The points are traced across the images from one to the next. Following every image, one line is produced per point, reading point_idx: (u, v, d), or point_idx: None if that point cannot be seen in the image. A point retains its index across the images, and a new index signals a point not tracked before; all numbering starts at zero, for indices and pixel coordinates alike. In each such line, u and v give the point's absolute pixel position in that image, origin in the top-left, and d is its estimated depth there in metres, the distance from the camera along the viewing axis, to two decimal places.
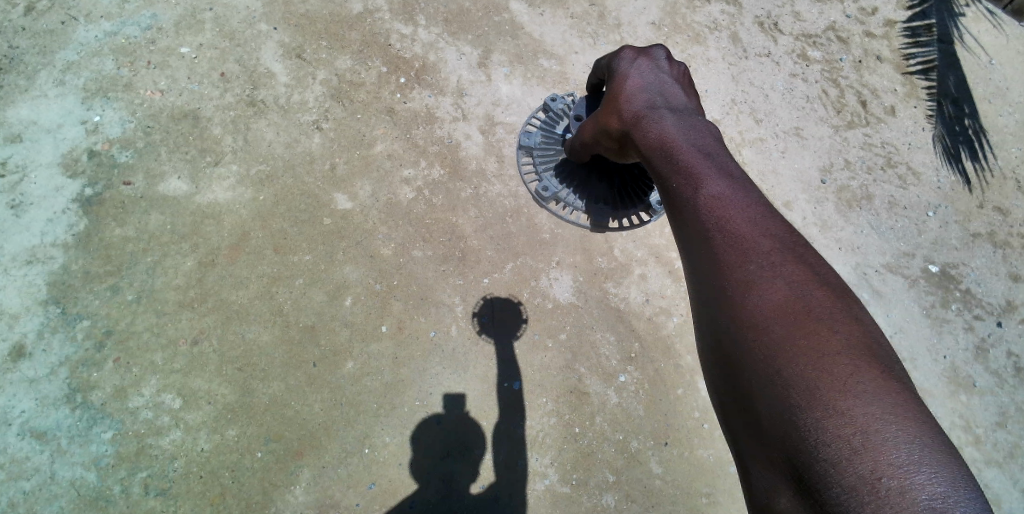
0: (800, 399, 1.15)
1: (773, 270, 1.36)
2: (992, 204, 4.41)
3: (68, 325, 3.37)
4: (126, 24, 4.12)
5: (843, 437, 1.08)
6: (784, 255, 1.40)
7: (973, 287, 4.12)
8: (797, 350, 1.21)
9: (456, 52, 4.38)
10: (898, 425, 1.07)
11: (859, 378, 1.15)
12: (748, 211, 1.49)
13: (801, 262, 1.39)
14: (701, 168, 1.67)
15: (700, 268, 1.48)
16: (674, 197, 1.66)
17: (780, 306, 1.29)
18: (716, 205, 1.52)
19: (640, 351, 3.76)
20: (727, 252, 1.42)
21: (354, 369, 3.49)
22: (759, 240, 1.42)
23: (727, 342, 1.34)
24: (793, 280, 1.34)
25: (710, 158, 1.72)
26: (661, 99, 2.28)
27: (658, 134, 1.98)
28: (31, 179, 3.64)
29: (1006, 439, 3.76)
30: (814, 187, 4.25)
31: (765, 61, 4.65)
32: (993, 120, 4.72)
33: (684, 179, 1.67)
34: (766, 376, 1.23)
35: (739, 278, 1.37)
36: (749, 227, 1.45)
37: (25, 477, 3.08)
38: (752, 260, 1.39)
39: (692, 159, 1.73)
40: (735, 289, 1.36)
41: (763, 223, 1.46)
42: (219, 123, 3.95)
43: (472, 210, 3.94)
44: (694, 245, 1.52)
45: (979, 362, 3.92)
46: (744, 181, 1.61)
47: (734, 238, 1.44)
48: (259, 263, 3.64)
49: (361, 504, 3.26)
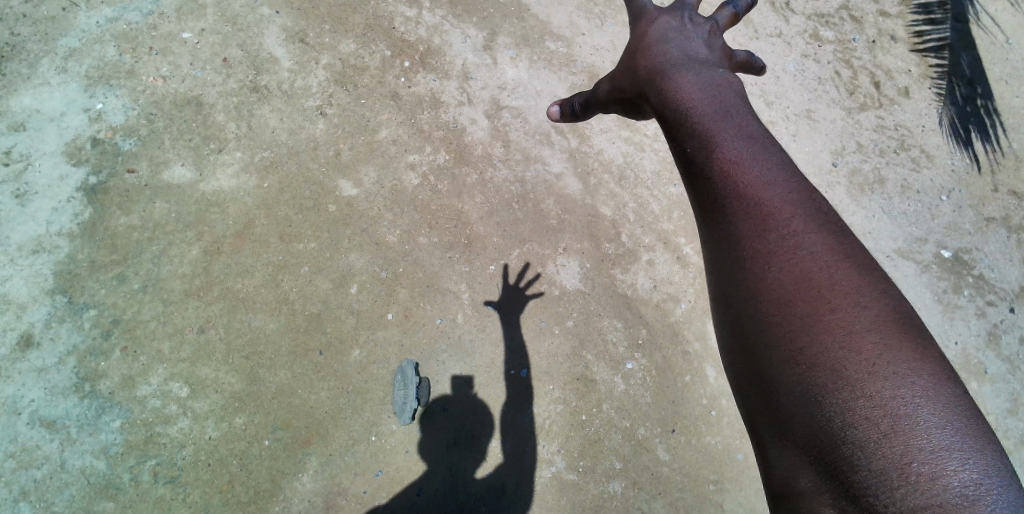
0: (826, 379, 1.02)
1: (795, 237, 1.15)
2: (1007, 187, 4.33)
3: (75, 314, 3.37)
4: (128, 9, 4.07)
5: (871, 420, 0.98)
6: (807, 217, 1.18)
7: (987, 272, 4.06)
8: (821, 328, 1.05)
9: (460, 35, 4.31)
10: (930, 407, 0.98)
11: (890, 358, 1.02)
12: (766, 166, 1.22)
13: (826, 228, 1.18)
14: (698, 94, 1.35)
15: (708, 227, 1.27)
16: (669, 133, 1.37)
17: (802, 280, 1.10)
18: (722, 152, 1.25)
19: (647, 338, 3.74)
20: (738, 211, 1.20)
21: (361, 357, 3.50)
22: (777, 201, 1.19)
23: (740, 314, 1.17)
24: (820, 248, 1.14)
25: (722, 90, 1.36)
26: None
27: (640, 34, 1.58)
28: (35, 167, 3.63)
29: (1016, 426, 3.72)
30: (826, 170, 4.19)
31: (776, 42, 4.52)
32: (1010, 101, 4.61)
33: (678, 107, 1.36)
34: (784, 357, 1.07)
35: (751, 244, 1.17)
36: (767, 187, 1.20)
37: (35, 465, 3.10)
38: (772, 225, 1.16)
39: (685, 79, 1.40)
40: (754, 257, 1.16)
41: (776, 176, 1.22)
42: (222, 110, 3.92)
43: (478, 196, 3.91)
44: (701, 201, 1.29)
45: (991, 348, 3.87)
46: (753, 118, 1.33)
47: (741, 193, 1.20)
48: (264, 251, 3.63)
49: (369, 491, 3.28)
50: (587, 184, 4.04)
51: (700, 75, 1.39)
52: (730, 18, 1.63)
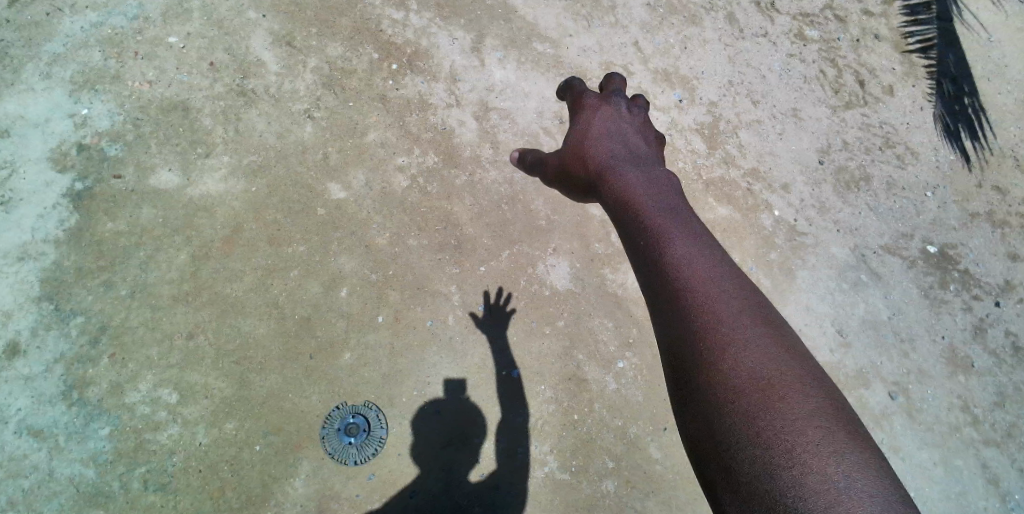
0: (773, 451, 1.10)
1: (742, 332, 1.28)
2: (991, 183, 4.38)
3: (62, 322, 3.34)
4: (112, 14, 4.04)
5: (816, 488, 1.05)
6: (751, 317, 1.33)
7: (972, 267, 4.10)
8: (766, 408, 1.15)
9: (448, 37, 4.32)
10: (864, 478, 1.07)
11: (828, 437, 1.12)
12: (715, 274, 1.39)
13: (769, 328, 1.32)
14: (655, 214, 1.55)
15: (666, 321, 1.38)
16: (634, 243, 1.53)
17: (750, 355, 1.24)
18: (674, 259, 1.42)
19: (637, 336, 3.75)
20: (689, 294, 1.36)
21: (352, 360, 3.49)
22: (724, 303, 1.33)
23: (696, 398, 1.25)
24: (764, 343, 1.27)
25: (676, 213, 1.56)
26: (619, 128, 2.01)
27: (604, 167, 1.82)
28: (20, 174, 3.60)
29: (1003, 419, 3.77)
30: (813, 168, 4.25)
31: (762, 41, 4.58)
32: (992, 98, 4.66)
33: (632, 208, 1.62)
34: (738, 422, 1.16)
35: (704, 321, 1.31)
36: (716, 290, 1.36)
37: (23, 475, 3.07)
38: (723, 322, 1.30)
39: (635, 188, 1.68)
40: (707, 347, 1.27)
41: (722, 282, 1.38)
42: (209, 114, 3.90)
43: (468, 197, 3.92)
44: (654, 288, 1.43)
45: (977, 341, 3.92)
46: (701, 231, 1.53)
47: (693, 277, 1.38)
48: (253, 255, 3.61)
49: (362, 495, 3.27)
50: None
51: (655, 199, 1.61)
52: (655, 144, 2.01)
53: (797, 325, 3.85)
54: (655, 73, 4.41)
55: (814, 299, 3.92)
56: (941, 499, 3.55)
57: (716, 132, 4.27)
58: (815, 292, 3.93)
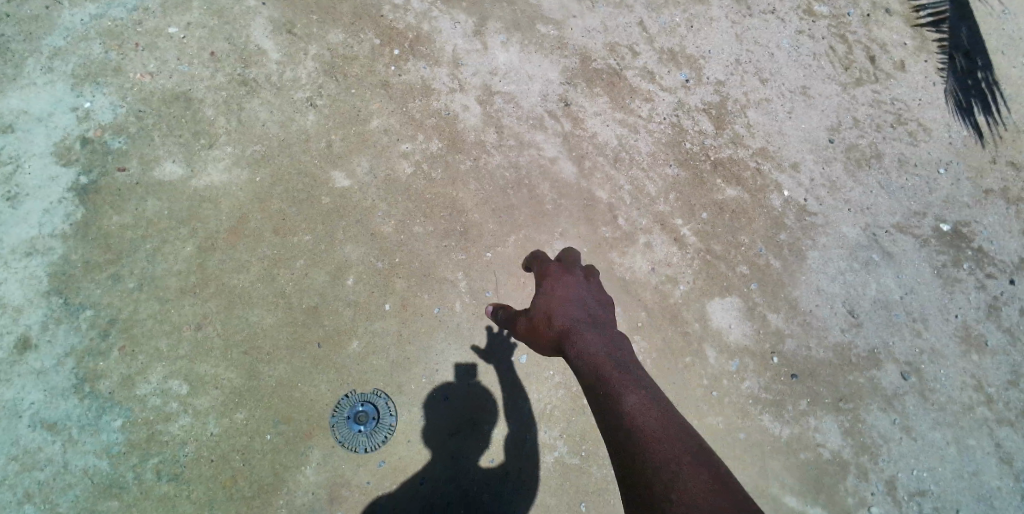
0: None
1: (688, 475, 1.43)
2: (1005, 159, 4.28)
3: (71, 316, 3.37)
4: (112, 6, 4.02)
5: None
6: (695, 458, 1.48)
7: (986, 245, 4.03)
8: None
9: (449, 20, 4.26)
10: None
11: None
12: (662, 418, 1.56)
13: (713, 468, 1.47)
14: (614, 370, 1.69)
15: (625, 473, 1.52)
16: (594, 398, 1.68)
17: (695, 494, 1.39)
18: (627, 408, 1.58)
19: (646, 320, 3.71)
20: (641, 443, 1.51)
21: (359, 349, 3.49)
22: (672, 446, 1.49)
23: None
24: (709, 484, 1.42)
25: (629, 368, 1.71)
26: (578, 284, 2.02)
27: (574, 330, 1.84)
28: (25, 169, 3.60)
29: (1018, 398, 3.71)
30: (823, 146, 4.18)
31: (770, 18, 4.50)
32: (1007, 71, 4.54)
33: (602, 378, 1.68)
34: None
35: (654, 468, 1.46)
36: (664, 433, 1.52)
37: (38, 467, 3.11)
38: (672, 464, 1.46)
39: (598, 348, 1.77)
40: (661, 492, 1.42)
41: (670, 427, 1.54)
42: (211, 105, 3.88)
43: (473, 183, 3.89)
44: (609, 438, 1.58)
45: (991, 320, 3.86)
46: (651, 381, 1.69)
47: (643, 427, 1.53)
48: (259, 245, 3.61)
49: (372, 482, 3.29)
50: (582, 167, 4.00)
51: (613, 355, 1.74)
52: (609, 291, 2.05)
53: (808, 306, 3.81)
54: (661, 53, 4.34)
55: (824, 279, 3.88)
56: (953, 478, 3.53)
57: (723, 112, 4.22)
58: (825, 272, 3.89)
